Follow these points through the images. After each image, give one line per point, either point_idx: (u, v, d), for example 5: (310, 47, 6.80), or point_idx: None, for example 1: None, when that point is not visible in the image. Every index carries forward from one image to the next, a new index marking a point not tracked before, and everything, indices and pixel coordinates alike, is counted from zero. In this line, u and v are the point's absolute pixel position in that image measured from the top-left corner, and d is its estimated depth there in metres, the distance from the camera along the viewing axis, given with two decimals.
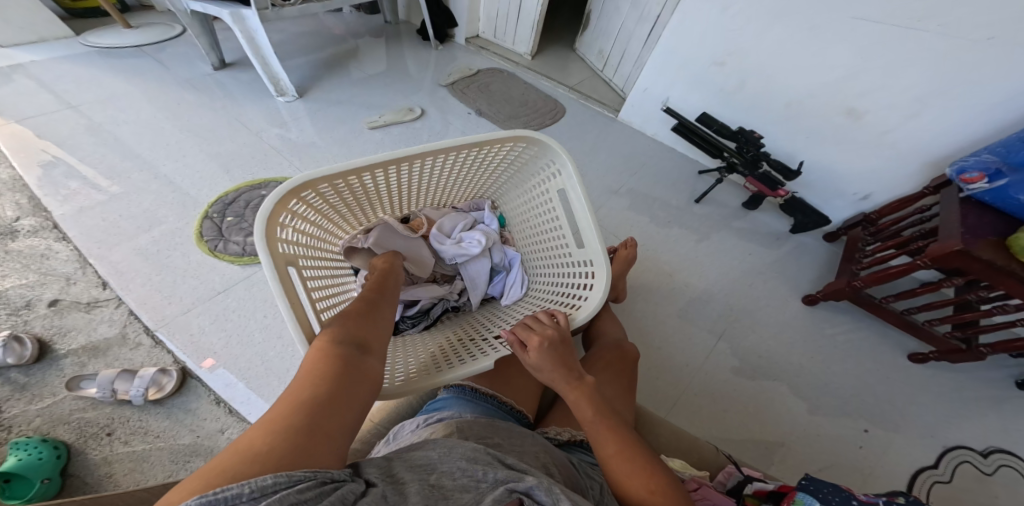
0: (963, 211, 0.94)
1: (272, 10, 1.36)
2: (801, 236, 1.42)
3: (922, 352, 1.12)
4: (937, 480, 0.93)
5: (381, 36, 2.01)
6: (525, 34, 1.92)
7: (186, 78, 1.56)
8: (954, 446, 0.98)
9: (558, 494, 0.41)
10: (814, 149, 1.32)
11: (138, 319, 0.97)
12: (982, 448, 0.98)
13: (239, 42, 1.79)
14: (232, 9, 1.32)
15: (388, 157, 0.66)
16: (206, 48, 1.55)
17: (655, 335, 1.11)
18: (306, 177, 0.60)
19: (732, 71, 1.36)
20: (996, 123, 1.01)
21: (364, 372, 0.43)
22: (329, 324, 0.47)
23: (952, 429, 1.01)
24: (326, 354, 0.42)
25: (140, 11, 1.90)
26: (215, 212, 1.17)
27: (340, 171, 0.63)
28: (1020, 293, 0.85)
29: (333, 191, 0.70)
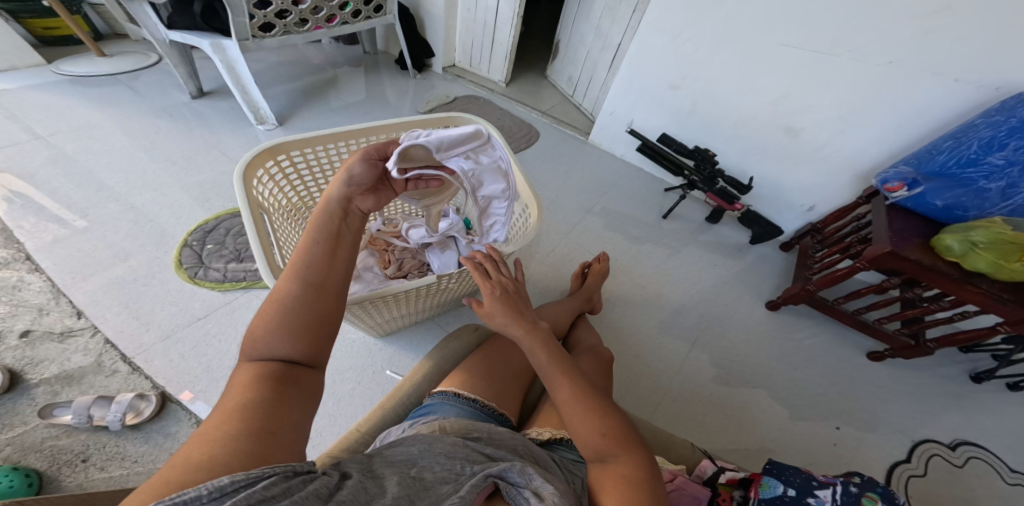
0: (889, 217, 1.03)
1: (253, 41, 1.43)
2: (761, 246, 1.52)
3: (878, 351, 1.17)
4: (911, 474, 0.96)
5: (360, 65, 2.13)
6: (499, 63, 2.07)
7: (163, 107, 1.63)
8: (923, 440, 1.02)
9: (531, 475, 0.44)
10: (762, 165, 1.46)
11: (114, 348, 0.99)
12: (949, 441, 1.02)
13: (216, 71, 1.87)
14: (211, 38, 1.40)
15: (346, 129, 0.87)
16: (185, 77, 1.62)
17: (631, 344, 1.15)
18: (280, 139, 0.81)
19: (686, 93, 1.50)
20: (911, 136, 1.16)
21: (302, 387, 0.44)
22: (259, 335, 0.46)
23: (921, 425, 1.05)
24: (260, 377, 0.43)
25: (113, 39, 1.97)
26: (194, 240, 1.21)
27: (307, 137, 0.84)
28: (950, 289, 0.93)
29: (305, 165, 0.89)
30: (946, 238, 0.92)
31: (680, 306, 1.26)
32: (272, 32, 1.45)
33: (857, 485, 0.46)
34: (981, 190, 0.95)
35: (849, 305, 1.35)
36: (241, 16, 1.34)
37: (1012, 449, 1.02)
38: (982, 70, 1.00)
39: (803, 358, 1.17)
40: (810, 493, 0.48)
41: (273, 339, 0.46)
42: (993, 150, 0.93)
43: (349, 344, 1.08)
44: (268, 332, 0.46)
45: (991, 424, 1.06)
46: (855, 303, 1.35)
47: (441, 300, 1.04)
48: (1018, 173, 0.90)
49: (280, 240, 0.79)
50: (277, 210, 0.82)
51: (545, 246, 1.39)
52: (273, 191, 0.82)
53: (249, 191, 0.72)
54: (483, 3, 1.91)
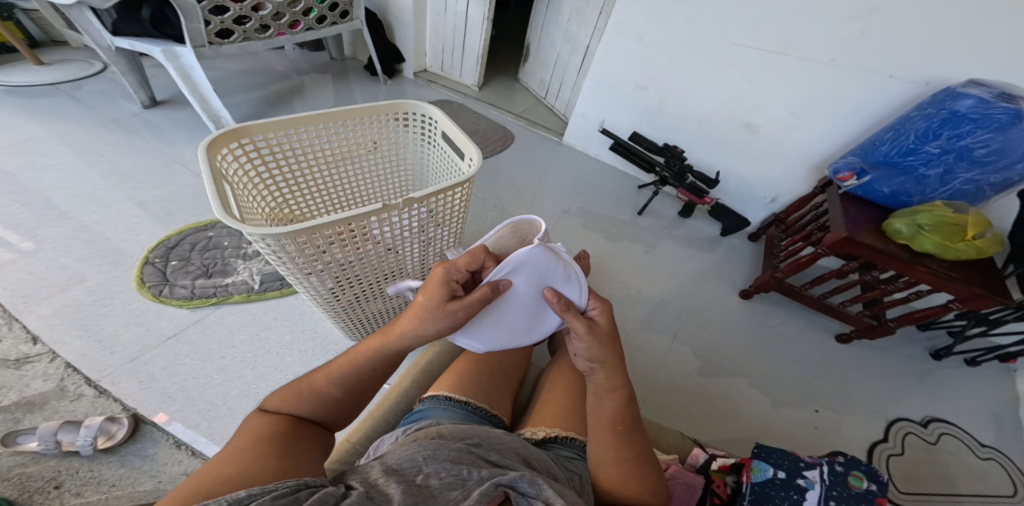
0: (844, 204, 1.10)
1: (210, 48, 1.35)
2: (731, 238, 1.59)
3: (846, 333, 1.23)
4: (891, 453, 0.99)
5: (328, 72, 2.11)
6: (471, 67, 2.09)
7: (112, 118, 1.56)
8: (898, 420, 1.06)
9: (540, 485, 0.45)
10: (727, 160, 1.53)
11: (77, 371, 0.93)
12: (922, 419, 1.06)
13: (167, 79, 1.81)
14: (165, 45, 1.30)
15: (305, 115, 0.89)
16: (134, 86, 1.56)
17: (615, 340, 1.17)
18: (243, 123, 0.80)
19: (653, 93, 1.55)
20: (859, 129, 1.24)
21: (312, 439, 0.49)
22: (291, 403, 0.51)
23: (895, 404, 1.09)
24: (280, 427, 0.48)
25: (52, 47, 1.86)
26: (157, 257, 1.15)
27: (268, 122, 0.84)
28: (902, 269, 0.99)
29: (269, 151, 0.88)
30: (895, 222, 1.00)
31: (660, 300, 1.30)
32: (231, 38, 1.39)
33: (840, 464, 0.49)
34: (921, 177, 1.03)
35: (815, 291, 1.42)
36: (195, 21, 1.27)
37: (974, 421, 1.08)
38: (920, 69, 1.08)
39: (777, 345, 1.22)
40: (799, 475, 0.50)
41: (299, 406, 0.51)
42: (929, 140, 1.00)
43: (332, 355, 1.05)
44: (296, 402, 0.51)
45: (956, 400, 1.12)
46: (820, 288, 1.43)
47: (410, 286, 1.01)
48: (952, 159, 0.98)
49: (245, 215, 0.78)
50: (242, 189, 0.81)
51: None
52: (238, 172, 0.81)
53: (213, 162, 0.71)
54: (452, 8, 1.93)
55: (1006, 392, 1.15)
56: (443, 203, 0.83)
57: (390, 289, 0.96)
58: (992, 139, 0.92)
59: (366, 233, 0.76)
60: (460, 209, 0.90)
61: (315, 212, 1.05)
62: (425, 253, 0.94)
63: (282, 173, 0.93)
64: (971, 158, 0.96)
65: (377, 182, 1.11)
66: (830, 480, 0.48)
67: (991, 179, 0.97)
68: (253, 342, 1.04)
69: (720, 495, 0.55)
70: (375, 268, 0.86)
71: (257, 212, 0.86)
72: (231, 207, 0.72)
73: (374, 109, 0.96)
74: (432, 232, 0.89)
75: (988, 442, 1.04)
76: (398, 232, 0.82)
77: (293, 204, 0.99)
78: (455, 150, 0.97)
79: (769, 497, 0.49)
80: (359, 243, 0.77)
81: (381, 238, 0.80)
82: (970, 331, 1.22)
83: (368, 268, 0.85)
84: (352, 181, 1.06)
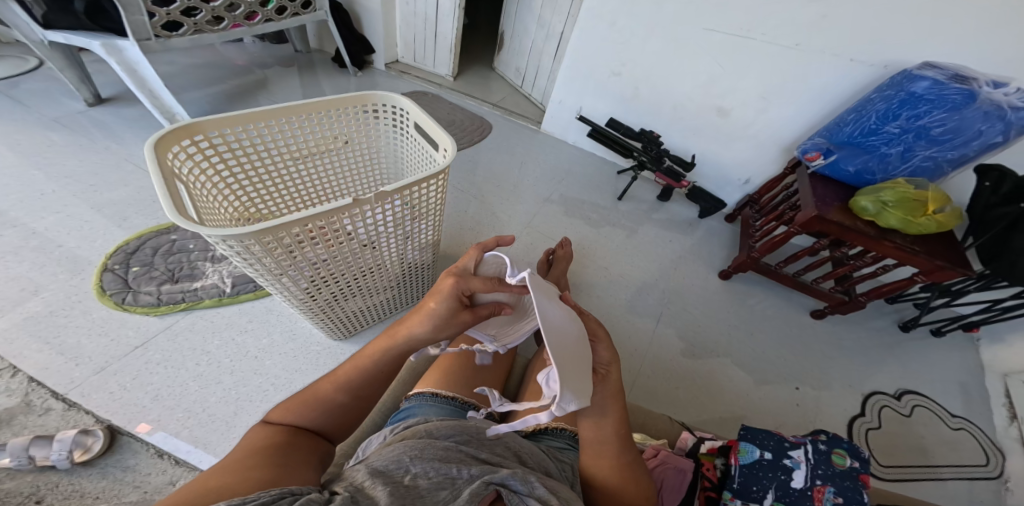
0: (813, 184, 1.14)
1: (157, 41, 1.25)
2: (709, 221, 1.62)
3: (820, 309, 1.29)
4: (869, 427, 1.04)
5: (293, 65, 2.01)
6: (444, 57, 2.03)
7: (54, 117, 1.45)
8: (873, 393, 1.11)
9: (532, 483, 0.45)
10: (701, 144, 1.55)
11: (42, 384, 0.88)
12: (895, 391, 1.12)
13: (115, 75, 1.69)
14: (104, 39, 1.20)
15: (265, 110, 0.85)
16: (75, 83, 1.45)
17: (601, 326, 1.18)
18: (196, 119, 0.76)
19: (627, 80, 1.55)
20: (826, 110, 1.27)
21: (307, 448, 0.49)
22: (293, 413, 0.51)
23: (869, 378, 1.15)
24: (277, 438, 0.47)
25: None
26: (116, 263, 1.09)
27: (225, 118, 0.80)
28: (867, 244, 1.04)
29: (228, 148, 0.84)
30: (861, 200, 1.04)
31: (642, 285, 1.32)
32: (180, 31, 1.30)
33: (823, 442, 0.53)
34: (883, 155, 1.06)
35: (790, 268, 1.47)
36: (137, 13, 1.16)
37: (941, 389, 1.14)
38: (881, 54, 1.11)
39: (756, 324, 1.25)
40: (784, 455, 0.52)
41: (301, 414, 0.51)
42: (890, 120, 1.03)
43: (314, 356, 1.02)
44: (299, 411, 0.52)
45: (923, 369, 1.18)
46: (794, 266, 1.48)
47: (390, 283, 0.99)
48: (912, 138, 1.01)
49: (205, 217, 0.74)
50: (201, 190, 0.77)
51: (508, 236, 1.40)
52: (194, 170, 0.77)
53: (164, 161, 0.67)
54: None
55: (970, 360, 1.21)
56: (420, 197, 0.82)
57: (368, 286, 0.94)
58: (948, 119, 0.95)
59: (338, 232, 0.74)
60: (437, 202, 0.89)
61: (283, 209, 1.01)
62: (404, 248, 0.92)
63: (245, 171, 0.89)
64: (928, 137, 0.99)
65: (347, 178, 1.07)
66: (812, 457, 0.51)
67: (948, 156, 1.01)
68: (228, 347, 1.00)
69: (710, 478, 0.56)
70: (351, 265, 0.84)
71: (219, 212, 0.82)
72: (186, 207, 0.68)
73: (340, 102, 0.92)
74: (409, 226, 0.87)
75: (959, 413, 1.09)
76: (373, 227, 0.80)
77: (259, 203, 0.95)
78: (429, 142, 0.94)
79: (757, 480, 0.50)
80: (332, 241, 0.75)
81: (353, 237, 0.78)
82: (935, 304, 1.29)
83: (343, 268, 0.83)
84: (320, 177, 1.03)
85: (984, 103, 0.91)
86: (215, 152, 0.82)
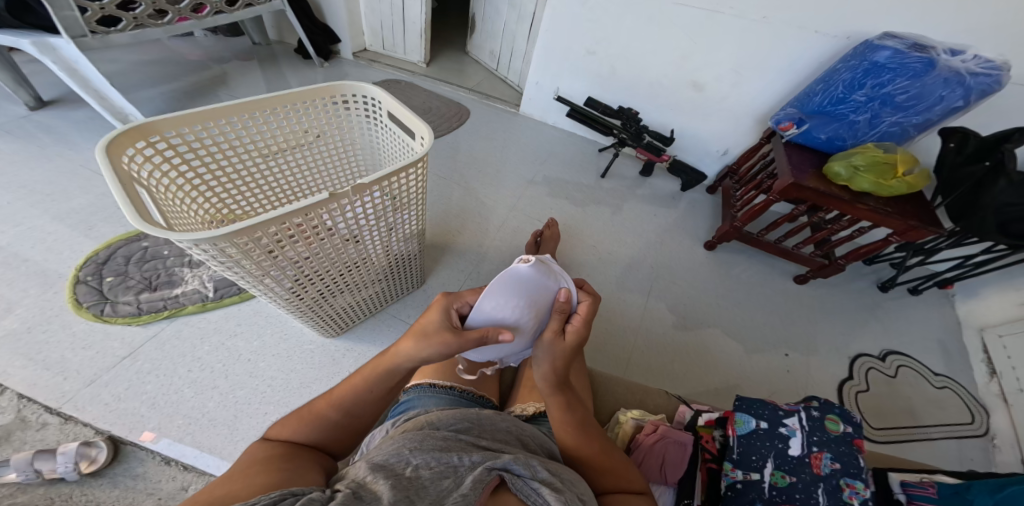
0: (788, 153, 1.15)
1: (94, 38, 1.15)
2: (692, 194, 1.63)
3: (802, 274, 1.32)
4: (858, 390, 1.08)
5: (253, 58, 1.91)
6: (415, 43, 1.96)
7: None
8: (860, 356, 1.15)
9: (536, 467, 0.45)
10: (680, 119, 1.55)
11: (34, 399, 0.84)
12: (881, 353, 1.16)
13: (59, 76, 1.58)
14: (35, 38, 1.09)
15: (223, 107, 0.80)
16: (11, 85, 1.35)
17: None
18: (150, 120, 0.71)
19: (602, 59, 1.53)
20: (800, 80, 1.28)
21: (311, 458, 0.48)
22: (294, 431, 0.51)
23: (855, 342, 1.19)
24: (280, 451, 0.47)
25: None
26: (87, 275, 1.03)
27: (181, 117, 0.75)
28: (842, 208, 1.06)
29: (188, 150, 0.80)
30: (835, 165, 1.05)
31: (631, 261, 1.33)
32: (120, 26, 1.19)
33: (817, 409, 0.55)
34: (852, 123, 1.07)
35: (772, 236, 1.50)
36: (66, 9, 1.06)
37: (921, 347, 1.19)
38: (842, 26, 1.12)
39: (744, 294, 1.28)
40: (780, 423, 0.54)
41: (301, 431, 0.51)
42: (856, 89, 1.04)
43: (309, 355, 1.00)
44: (298, 428, 0.51)
45: (902, 327, 1.23)
46: (776, 233, 1.51)
47: (377, 276, 0.97)
48: (878, 105, 1.03)
49: (173, 220, 0.71)
50: (166, 194, 0.74)
51: (495, 221, 1.38)
52: (155, 174, 0.73)
53: (118, 165, 0.63)
54: None
55: (946, 318, 1.27)
56: (400, 188, 0.80)
57: (356, 280, 0.92)
58: (910, 86, 0.97)
59: (319, 229, 0.72)
60: (419, 191, 0.87)
61: (256, 208, 0.97)
62: (389, 239, 0.90)
63: (211, 172, 0.85)
64: (893, 104, 1.01)
65: (321, 173, 1.04)
66: (808, 425, 0.53)
67: (913, 121, 1.02)
68: (219, 352, 0.97)
69: (710, 450, 0.59)
70: (336, 261, 0.82)
71: (188, 214, 0.78)
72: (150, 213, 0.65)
73: (304, 95, 0.88)
74: (391, 218, 0.85)
75: (941, 371, 1.14)
76: (354, 222, 0.77)
77: (230, 204, 0.91)
78: (403, 132, 0.91)
79: (755, 445, 0.53)
80: (312, 238, 0.72)
81: (334, 232, 0.76)
82: (910, 263, 1.34)
83: (329, 265, 0.81)
84: (293, 175, 0.99)
85: (944, 70, 0.93)
86: (176, 154, 0.77)
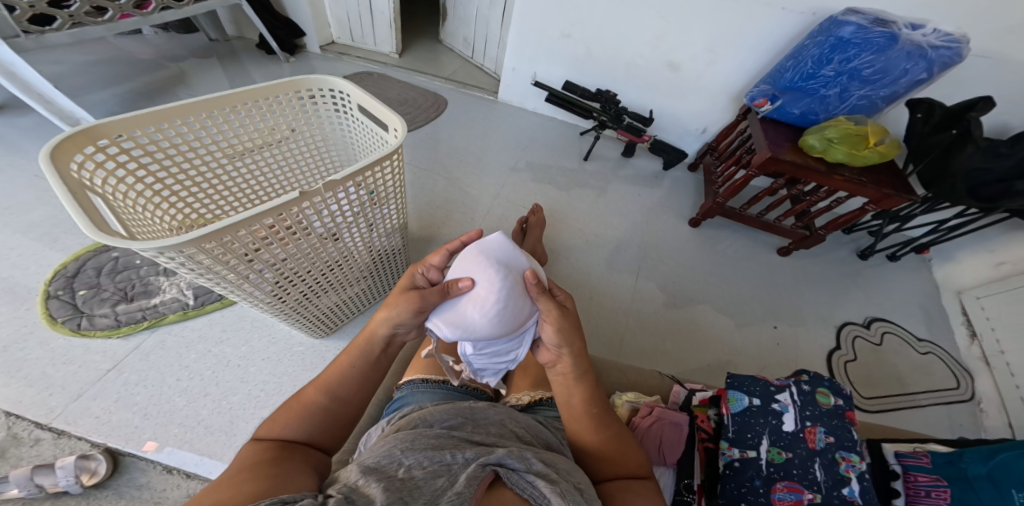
0: (764, 128, 1.15)
1: (28, 39, 1.06)
2: (674, 173, 1.63)
3: (786, 246, 1.35)
4: (846, 359, 1.11)
5: (213, 55, 1.81)
6: (384, 32, 1.89)
7: None
8: (846, 325, 1.19)
9: (531, 460, 0.44)
10: (658, 99, 1.54)
11: (22, 416, 0.81)
12: (866, 321, 1.20)
13: None
14: None
15: (178, 107, 0.75)
16: None
17: (585, 288, 1.18)
18: (98, 123, 0.66)
19: (577, 41, 1.50)
20: (773, 55, 1.27)
21: (303, 457, 0.46)
22: (284, 427, 0.49)
23: (840, 311, 1.22)
24: (271, 451, 0.45)
25: None
26: (57, 289, 0.97)
27: (133, 118, 0.70)
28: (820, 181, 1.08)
29: (145, 153, 0.75)
30: (809, 138, 1.06)
31: (619, 243, 1.33)
32: (56, 25, 1.10)
33: (807, 383, 0.56)
34: (823, 98, 1.08)
35: (754, 210, 1.52)
36: None
37: (903, 312, 1.23)
38: (809, 1, 1.12)
39: (731, 270, 1.30)
40: (771, 399, 0.55)
41: (292, 427, 0.49)
42: (825, 64, 1.04)
43: (299, 357, 0.97)
44: (289, 424, 0.49)
45: (883, 294, 1.27)
46: (758, 207, 1.52)
47: (362, 273, 0.94)
48: (846, 80, 1.03)
49: (135, 229, 0.67)
50: (125, 202, 0.69)
51: (480, 210, 1.36)
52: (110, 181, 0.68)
53: (66, 174, 0.59)
54: None
55: (924, 282, 1.31)
56: (377, 181, 0.77)
57: (340, 279, 0.89)
58: (875, 60, 0.98)
59: (295, 228, 0.69)
60: (398, 184, 0.84)
61: (227, 210, 0.93)
62: (371, 235, 0.87)
63: (173, 175, 0.80)
64: (861, 78, 1.02)
65: (292, 171, 0.99)
66: (798, 400, 0.54)
67: (881, 94, 1.03)
68: (207, 359, 0.93)
69: (705, 429, 0.60)
70: (316, 261, 0.79)
71: (152, 222, 0.74)
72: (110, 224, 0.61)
73: (266, 90, 0.83)
74: (371, 213, 0.82)
75: (924, 336, 1.18)
76: (332, 220, 0.74)
77: (198, 208, 0.87)
78: (374, 126, 0.87)
79: (749, 426, 0.53)
80: (288, 239, 0.69)
81: (312, 231, 0.72)
82: (887, 231, 1.37)
83: (311, 264, 0.78)
84: (262, 175, 0.95)
85: (906, 44, 0.94)
86: (131, 158, 0.72)
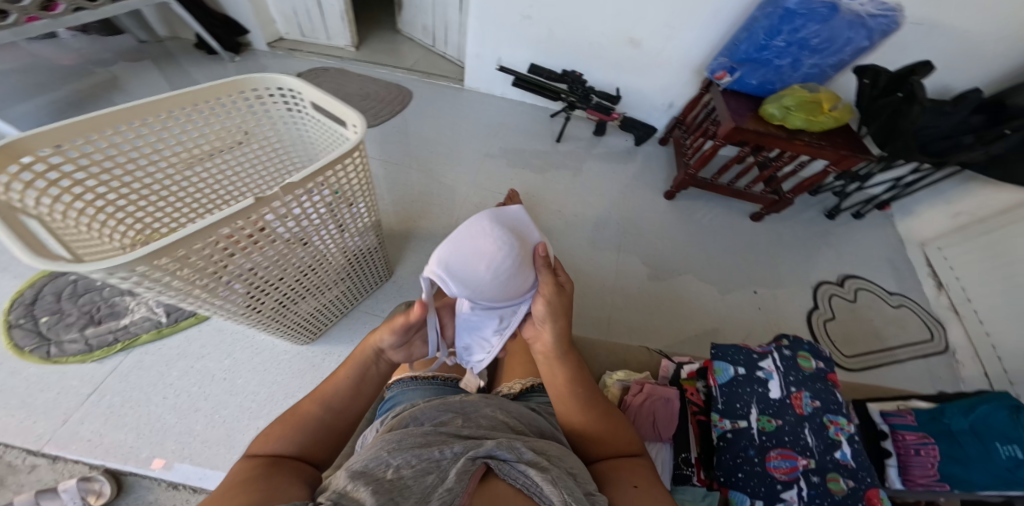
0: (725, 100, 1.16)
1: None
2: (646, 148, 1.63)
3: (757, 212, 1.38)
4: (825, 318, 1.16)
5: (147, 58, 1.67)
6: (336, 24, 1.79)
7: None
8: (822, 284, 1.23)
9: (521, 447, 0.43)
10: (624, 76, 1.53)
11: (10, 446, 0.76)
12: (839, 279, 1.25)
13: None
14: None
15: (109, 114, 0.68)
16: None
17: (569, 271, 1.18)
18: (18, 139, 0.59)
19: (537, 22, 1.46)
20: (731, 26, 1.28)
21: (297, 470, 0.44)
22: (275, 440, 0.46)
23: (815, 271, 1.27)
24: (264, 464, 0.43)
25: None
26: (17, 317, 0.88)
27: (58, 131, 0.63)
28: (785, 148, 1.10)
29: (78, 169, 0.68)
30: (769, 107, 1.08)
31: (599, 223, 1.33)
32: None
33: (788, 349, 0.61)
34: (778, 68, 1.10)
35: (726, 179, 1.55)
36: None
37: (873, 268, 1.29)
38: None
39: (711, 240, 1.32)
40: (756, 368, 0.59)
41: (285, 440, 0.47)
42: (775, 35, 1.05)
43: (284, 366, 0.92)
44: (282, 435, 0.47)
45: (852, 251, 1.32)
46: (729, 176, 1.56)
47: (338, 275, 0.90)
48: (797, 50, 1.06)
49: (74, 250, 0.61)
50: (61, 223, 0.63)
51: (457, 201, 1.32)
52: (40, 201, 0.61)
53: None
54: None
55: (888, 237, 1.37)
56: (341, 180, 0.73)
57: (316, 284, 0.85)
58: (821, 30, 1.01)
59: (259, 235, 0.65)
60: (365, 181, 0.80)
61: (180, 222, 0.87)
62: (342, 234, 0.83)
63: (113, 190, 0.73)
64: (809, 48, 1.05)
65: (248, 175, 0.93)
66: (771, 367, 0.59)
67: (829, 62, 1.07)
68: (191, 376, 0.87)
69: (697, 402, 0.62)
70: (286, 268, 0.74)
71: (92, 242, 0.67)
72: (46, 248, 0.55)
73: (211, 91, 0.77)
74: (339, 213, 0.78)
75: (896, 290, 1.24)
76: (297, 223, 0.70)
77: (147, 222, 0.81)
78: (331, 123, 0.83)
79: (737, 397, 0.57)
80: (250, 247, 0.64)
81: (278, 236, 0.68)
82: (850, 191, 1.43)
83: (281, 271, 0.74)
84: (215, 182, 0.88)
85: (847, 13, 0.98)
86: (62, 175, 0.65)
